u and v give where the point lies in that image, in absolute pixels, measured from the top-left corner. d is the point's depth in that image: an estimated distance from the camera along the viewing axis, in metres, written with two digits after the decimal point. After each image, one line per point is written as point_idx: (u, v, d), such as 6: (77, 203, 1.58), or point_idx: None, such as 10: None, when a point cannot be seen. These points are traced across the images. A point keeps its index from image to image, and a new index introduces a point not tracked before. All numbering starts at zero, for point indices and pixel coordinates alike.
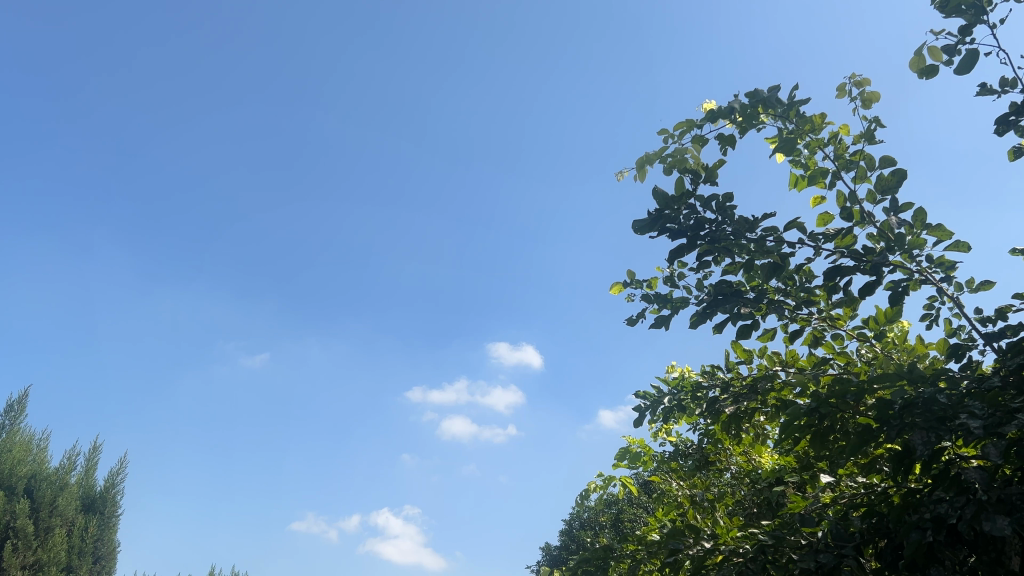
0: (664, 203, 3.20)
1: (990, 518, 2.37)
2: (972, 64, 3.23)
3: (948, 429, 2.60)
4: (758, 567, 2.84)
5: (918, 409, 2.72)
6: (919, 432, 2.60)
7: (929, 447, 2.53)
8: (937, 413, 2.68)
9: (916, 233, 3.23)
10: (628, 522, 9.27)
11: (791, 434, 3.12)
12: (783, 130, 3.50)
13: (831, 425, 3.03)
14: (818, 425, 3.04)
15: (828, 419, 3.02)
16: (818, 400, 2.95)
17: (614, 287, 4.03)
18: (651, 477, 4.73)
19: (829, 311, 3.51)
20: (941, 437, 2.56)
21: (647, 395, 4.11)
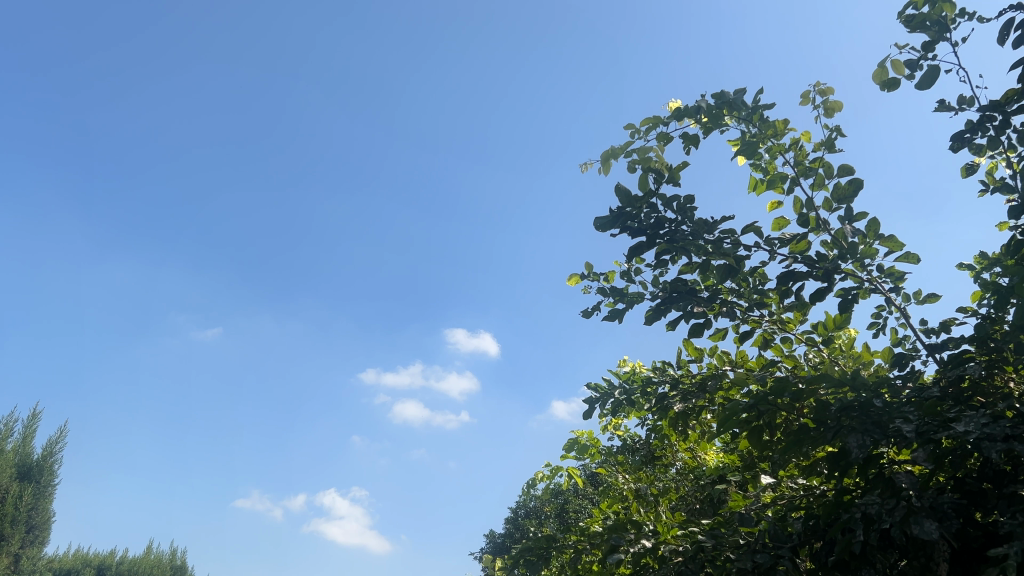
0: (626, 200, 3.21)
1: (917, 521, 2.46)
2: (933, 80, 3.29)
3: (884, 433, 2.67)
4: (697, 566, 2.88)
5: (855, 412, 2.79)
6: (854, 434, 2.67)
7: (862, 450, 2.60)
8: (874, 417, 2.76)
9: (869, 243, 3.29)
10: (571, 512, 9.38)
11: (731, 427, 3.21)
12: (746, 133, 3.53)
13: (770, 422, 3.12)
14: (757, 421, 3.13)
15: (766, 417, 3.11)
16: (758, 397, 3.04)
17: (571, 279, 4.02)
18: (597, 469, 4.77)
19: (780, 314, 3.56)
20: (875, 441, 2.63)
21: (598, 387, 4.13)
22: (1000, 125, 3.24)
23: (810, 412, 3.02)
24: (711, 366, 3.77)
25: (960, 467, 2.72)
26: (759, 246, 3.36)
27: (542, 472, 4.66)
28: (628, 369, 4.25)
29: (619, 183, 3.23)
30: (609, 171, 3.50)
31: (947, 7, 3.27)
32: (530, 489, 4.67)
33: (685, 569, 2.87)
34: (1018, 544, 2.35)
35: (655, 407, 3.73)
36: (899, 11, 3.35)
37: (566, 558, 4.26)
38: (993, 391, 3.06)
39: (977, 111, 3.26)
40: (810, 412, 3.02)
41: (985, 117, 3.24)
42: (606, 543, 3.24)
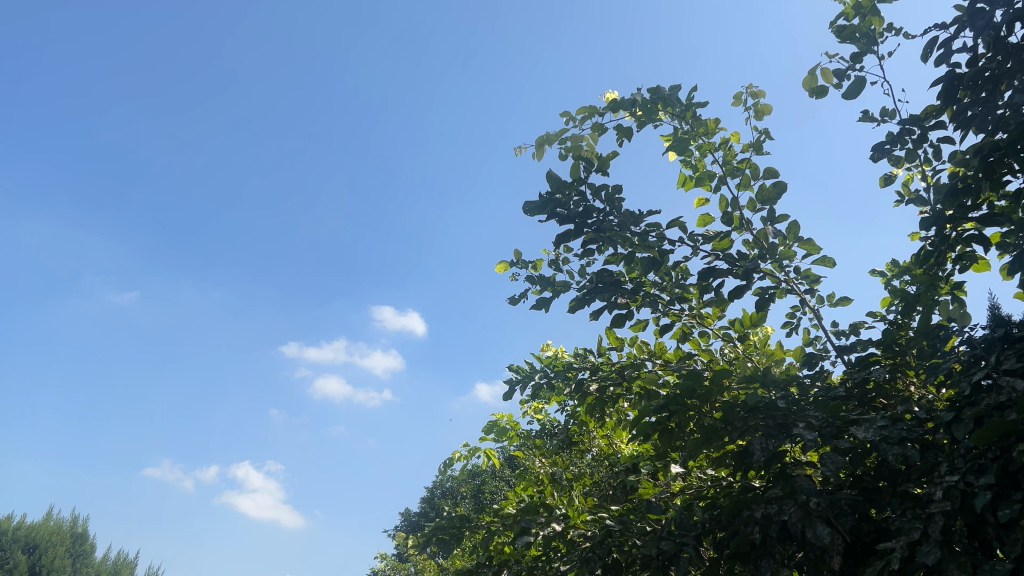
0: (556, 187, 3.23)
1: (812, 526, 2.58)
2: (858, 91, 3.40)
3: (786, 436, 2.78)
4: (603, 551, 2.94)
5: (762, 414, 2.92)
6: (757, 438, 2.78)
7: (764, 453, 2.72)
8: (778, 417, 2.88)
9: (788, 245, 3.39)
10: (488, 493, 9.45)
11: (643, 429, 3.30)
12: (678, 130, 3.59)
13: (678, 423, 3.21)
14: (667, 423, 3.22)
15: (676, 417, 3.19)
16: (670, 399, 3.12)
17: (500, 264, 4.03)
18: (514, 451, 4.81)
19: (699, 309, 3.64)
20: (778, 443, 2.75)
21: (519, 370, 4.17)
22: (918, 139, 3.37)
23: (719, 409, 3.12)
24: (630, 356, 3.83)
25: (859, 467, 2.85)
26: (684, 241, 3.44)
27: (459, 452, 4.68)
28: (550, 355, 4.29)
29: (549, 169, 3.24)
30: (542, 157, 3.52)
31: (877, 21, 3.38)
32: (447, 470, 4.68)
33: (591, 554, 2.92)
34: (903, 538, 2.52)
35: (573, 392, 3.78)
36: (831, 21, 3.45)
37: (478, 538, 4.30)
38: (896, 393, 3.22)
39: (897, 124, 3.38)
40: (719, 409, 3.12)
41: (904, 130, 3.36)
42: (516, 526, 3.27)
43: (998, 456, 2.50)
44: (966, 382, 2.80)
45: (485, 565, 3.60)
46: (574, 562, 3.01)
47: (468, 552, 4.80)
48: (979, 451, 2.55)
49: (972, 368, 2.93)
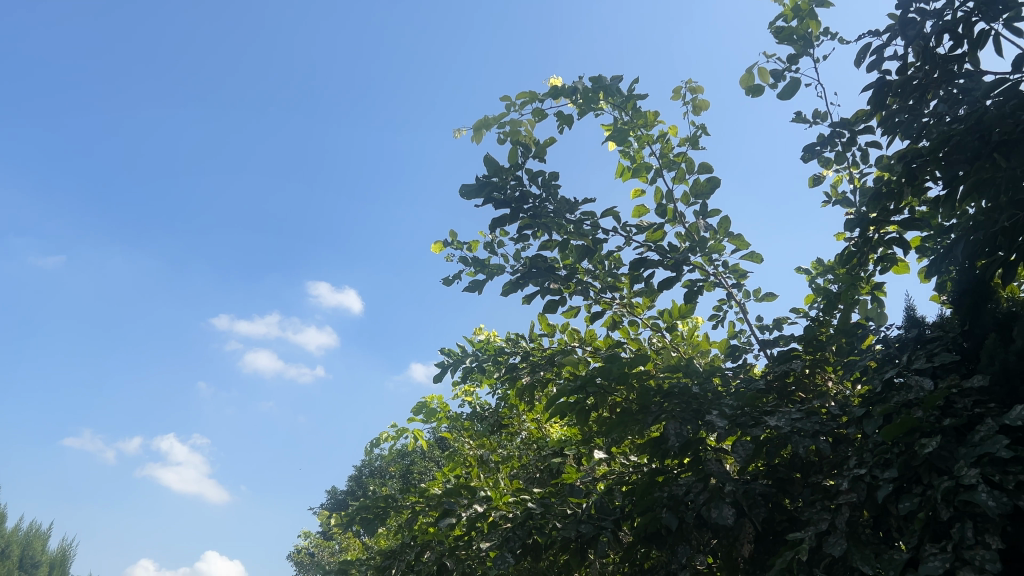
0: (494, 171, 3.24)
1: (717, 507, 2.68)
2: (793, 92, 3.48)
3: (698, 420, 2.94)
4: (524, 532, 2.99)
5: (675, 398, 3.05)
6: (672, 422, 2.90)
7: (679, 437, 2.84)
8: (693, 405, 3.01)
9: (718, 239, 3.47)
10: (416, 474, 9.45)
11: (558, 409, 3.36)
12: (618, 120, 3.62)
13: (596, 404, 3.29)
14: (584, 403, 3.30)
15: (593, 399, 3.28)
16: (585, 380, 3.21)
17: (435, 245, 4.02)
18: (443, 433, 4.82)
19: (630, 299, 3.70)
20: (690, 429, 2.89)
21: (451, 353, 4.17)
22: (847, 142, 3.47)
23: (635, 394, 3.22)
24: (560, 341, 3.87)
25: (774, 459, 2.95)
26: (617, 231, 3.49)
27: (387, 432, 4.67)
28: (482, 338, 4.30)
29: (486, 153, 3.24)
30: (480, 140, 3.51)
31: (814, 24, 3.46)
32: (375, 449, 4.68)
33: (512, 534, 2.97)
34: (811, 527, 2.61)
35: (504, 375, 3.81)
36: (770, 22, 3.52)
37: (403, 518, 4.32)
38: (813, 388, 3.33)
39: (828, 126, 3.48)
40: (634, 394, 3.22)
41: (835, 132, 3.46)
42: (439, 506, 3.30)
43: (903, 451, 2.62)
44: (878, 378, 2.91)
45: (409, 545, 3.62)
46: (495, 542, 3.05)
47: (392, 531, 4.81)
48: (886, 445, 2.66)
49: (886, 366, 3.04)
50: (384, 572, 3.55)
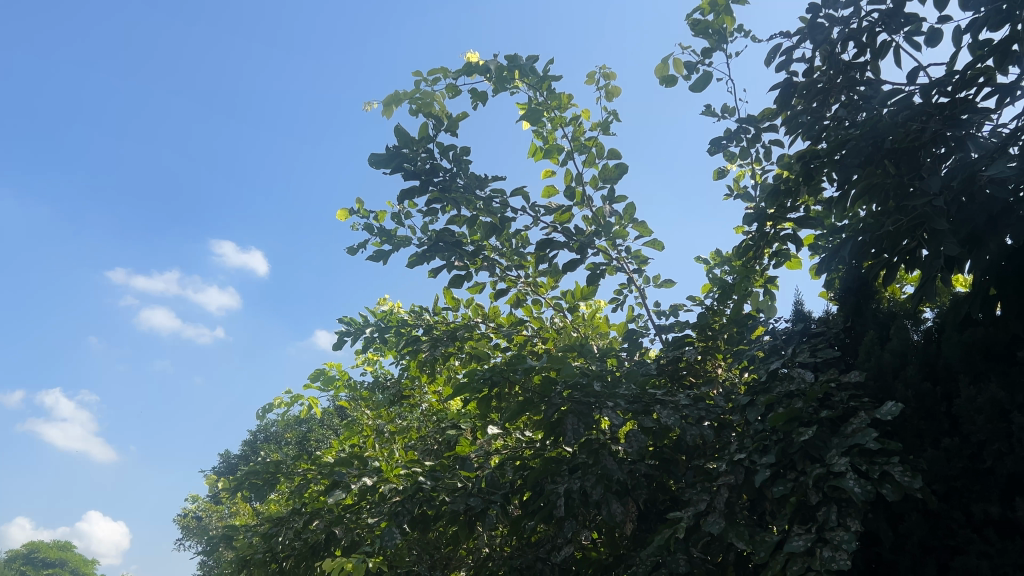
0: (405, 142, 3.20)
1: (607, 504, 2.78)
2: (704, 85, 3.56)
3: (596, 414, 2.98)
4: (413, 505, 3.01)
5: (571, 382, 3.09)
6: (571, 416, 2.94)
7: (576, 432, 2.89)
8: (586, 390, 3.07)
9: (624, 225, 3.55)
10: (314, 441, 9.34)
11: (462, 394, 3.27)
12: (533, 100, 3.64)
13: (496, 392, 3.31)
14: (487, 391, 3.31)
15: (498, 387, 3.28)
16: (491, 371, 3.21)
17: (340, 213, 3.93)
18: (339, 402, 4.75)
19: (534, 278, 3.75)
20: (588, 426, 2.91)
21: (351, 323, 4.08)
22: (751, 138, 3.57)
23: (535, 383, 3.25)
24: (464, 317, 3.88)
25: (661, 441, 3.09)
26: (526, 210, 3.53)
27: (280, 399, 4.59)
28: (385, 308, 4.26)
29: (398, 123, 3.20)
30: (389, 116, 3.46)
31: (728, 21, 3.55)
32: (266, 416, 4.60)
33: (401, 508, 2.98)
34: (691, 508, 2.70)
35: (406, 347, 3.79)
36: (687, 14, 3.58)
37: (293, 485, 4.28)
38: (704, 373, 3.48)
39: (735, 121, 3.58)
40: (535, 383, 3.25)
41: (740, 129, 3.56)
42: (329, 475, 3.27)
43: (780, 438, 2.74)
44: (764, 368, 3.03)
45: (299, 512, 3.61)
46: (384, 514, 3.06)
47: (283, 498, 4.76)
48: (766, 432, 2.78)
49: (772, 357, 3.17)
50: (271, 539, 3.59)
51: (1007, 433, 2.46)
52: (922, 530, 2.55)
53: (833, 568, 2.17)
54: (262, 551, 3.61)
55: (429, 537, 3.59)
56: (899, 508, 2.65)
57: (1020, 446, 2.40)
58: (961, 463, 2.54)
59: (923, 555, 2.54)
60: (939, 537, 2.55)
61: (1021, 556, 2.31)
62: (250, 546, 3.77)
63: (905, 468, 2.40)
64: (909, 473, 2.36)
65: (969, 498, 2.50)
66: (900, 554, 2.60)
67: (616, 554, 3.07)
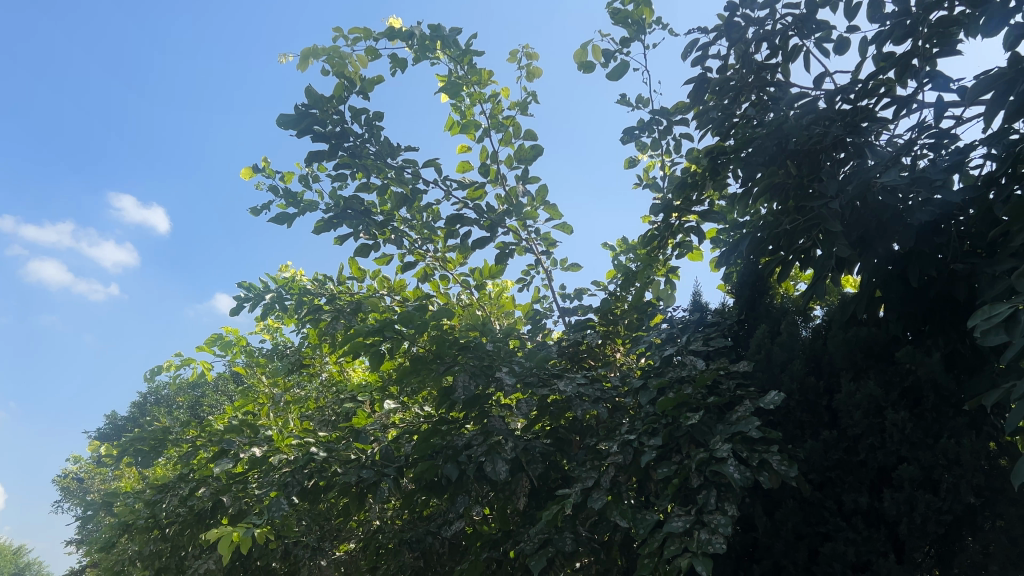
0: (315, 102, 3.13)
1: (492, 462, 2.79)
2: (621, 74, 3.60)
3: (489, 378, 3.06)
4: (304, 475, 2.98)
5: (470, 353, 3.11)
6: (463, 374, 3.00)
7: (466, 391, 2.95)
8: (485, 360, 3.10)
9: (535, 207, 3.57)
10: (208, 407, 9.12)
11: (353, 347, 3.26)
12: (452, 73, 3.60)
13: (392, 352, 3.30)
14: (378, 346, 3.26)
15: (388, 343, 3.24)
16: (383, 323, 3.12)
17: (244, 172, 3.76)
18: (235, 367, 4.64)
19: (443, 253, 3.73)
20: (478, 384, 3.00)
21: (251, 288, 3.96)
22: (662, 131, 3.64)
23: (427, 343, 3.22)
24: (369, 288, 3.84)
25: (556, 419, 3.15)
26: (437, 183, 3.50)
27: (172, 361, 4.45)
28: (287, 275, 4.17)
29: (309, 83, 3.12)
30: (304, 70, 3.37)
31: (648, 11, 3.59)
32: (156, 378, 4.45)
33: (291, 478, 2.95)
34: (578, 485, 2.75)
35: (308, 317, 3.72)
36: (609, 1, 3.60)
37: (181, 450, 4.17)
38: (602, 357, 3.55)
39: (649, 112, 3.63)
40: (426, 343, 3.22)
41: (653, 120, 3.62)
42: (218, 443, 3.19)
43: (669, 422, 2.82)
44: (659, 354, 3.11)
45: (186, 478, 3.53)
46: (274, 484, 3.02)
47: (172, 464, 4.63)
48: (656, 416, 2.86)
49: (668, 344, 3.25)
50: (155, 505, 3.51)
51: (880, 428, 2.62)
52: (796, 517, 2.67)
53: (709, 550, 2.26)
54: (146, 518, 3.49)
55: (320, 508, 3.59)
56: (776, 495, 2.77)
57: (891, 439, 2.57)
58: (837, 455, 2.67)
59: (795, 541, 2.67)
60: (812, 525, 2.67)
61: (883, 543, 2.49)
62: (133, 512, 3.66)
63: (782, 457, 2.51)
64: (786, 462, 2.47)
65: (841, 488, 2.64)
66: (774, 539, 2.71)
67: (505, 530, 3.09)
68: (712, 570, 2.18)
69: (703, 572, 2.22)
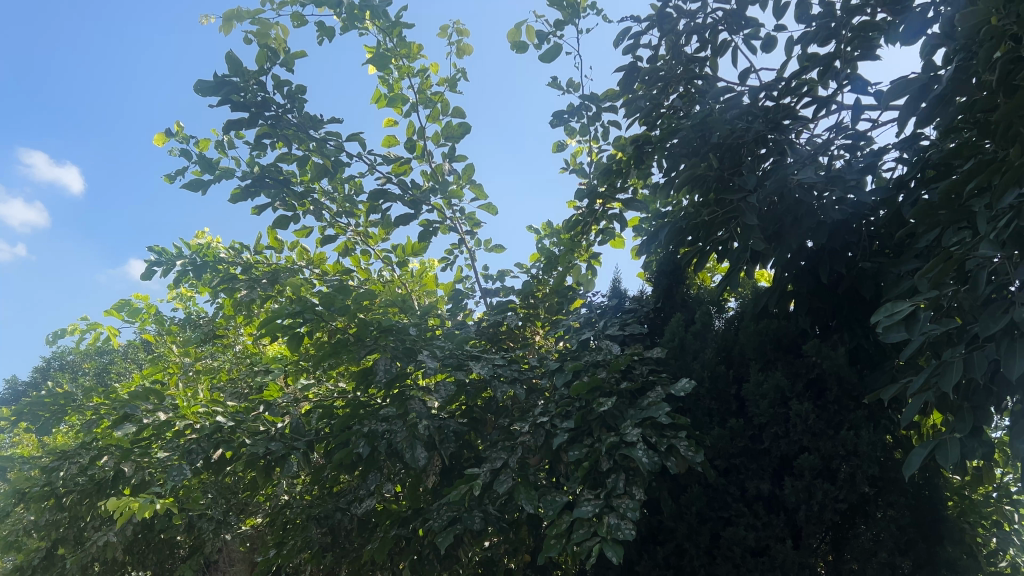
0: (235, 71, 3.03)
1: (411, 448, 2.77)
2: (553, 56, 3.59)
3: (410, 362, 3.01)
4: (209, 444, 2.90)
5: (392, 335, 3.06)
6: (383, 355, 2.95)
7: (387, 375, 2.93)
8: (406, 342, 3.07)
9: (461, 185, 3.55)
10: (115, 374, 8.84)
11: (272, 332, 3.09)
12: (381, 45, 3.54)
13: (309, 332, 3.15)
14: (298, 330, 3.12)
15: (309, 325, 3.11)
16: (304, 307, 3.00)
17: (157, 136, 3.60)
18: (144, 334, 4.49)
19: (365, 228, 3.68)
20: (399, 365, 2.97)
21: (162, 254, 3.83)
22: (591, 116, 3.66)
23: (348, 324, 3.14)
24: (287, 260, 3.76)
25: (471, 399, 3.15)
26: (361, 156, 3.44)
27: (76, 325, 4.28)
28: (201, 243, 4.04)
29: (229, 50, 3.02)
30: (227, 33, 3.26)
31: None
32: (58, 342, 4.27)
33: (195, 447, 2.87)
34: (489, 465, 2.76)
35: (222, 286, 3.63)
36: None
37: (84, 418, 4.02)
38: (522, 339, 3.56)
39: (579, 97, 3.64)
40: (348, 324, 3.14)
41: (583, 105, 3.63)
42: (120, 408, 3.08)
43: (582, 406, 2.85)
44: (576, 338, 3.14)
45: (88, 447, 3.41)
46: (177, 452, 2.93)
47: (72, 432, 4.46)
48: (570, 399, 2.88)
49: (586, 329, 3.28)
50: (52, 473, 3.38)
51: (784, 418, 2.70)
52: (699, 501, 2.73)
53: (618, 537, 2.29)
54: (42, 485, 3.36)
55: (226, 481, 3.52)
56: (682, 480, 2.83)
57: (794, 429, 2.65)
58: (742, 442, 2.74)
59: (698, 525, 2.73)
60: (715, 509, 2.74)
61: (781, 529, 2.57)
62: (28, 480, 3.52)
63: (690, 444, 2.56)
64: (693, 449, 2.52)
65: (744, 474, 2.71)
66: (678, 522, 2.76)
67: (415, 507, 3.08)
68: (618, 555, 2.21)
69: (609, 557, 2.24)
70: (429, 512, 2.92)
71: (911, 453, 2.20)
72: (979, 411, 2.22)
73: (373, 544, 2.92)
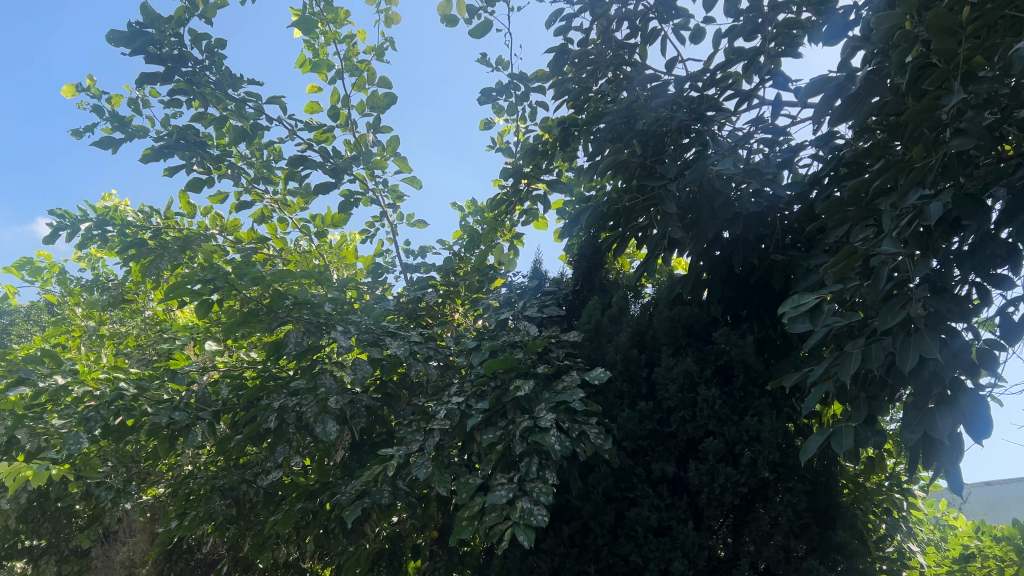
0: (150, 21, 2.91)
1: (323, 422, 2.73)
2: (484, 32, 3.56)
3: (323, 335, 2.96)
4: (109, 412, 2.81)
5: (306, 308, 3.01)
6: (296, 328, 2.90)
7: (299, 348, 2.88)
8: (319, 314, 3.02)
9: (384, 157, 3.50)
10: (13, 335, 8.45)
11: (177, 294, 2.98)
12: (307, 8, 3.45)
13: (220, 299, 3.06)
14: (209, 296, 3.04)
15: (219, 293, 3.03)
16: (215, 274, 2.91)
17: (65, 88, 3.44)
18: (45, 296, 4.30)
19: (283, 196, 3.60)
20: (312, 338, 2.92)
21: (66, 213, 3.66)
22: (519, 96, 3.65)
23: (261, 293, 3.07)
24: (200, 225, 3.65)
25: (386, 374, 3.13)
26: (281, 120, 3.35)
27: None
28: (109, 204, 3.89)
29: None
30: None
31: None
32: None
33: (94, 414, 2.76)
34: (404, 447, 2.75)
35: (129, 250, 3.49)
36: None
37: None
38: (440, 316, 3.55)
39: (508, 75, 3.63)
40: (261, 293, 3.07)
41: (511, 84, 3.62)
42: (14, 371, 2.95)
43: (497, 386, 2.86)
44: (494, 318, 3.14)
45: None
46: (74, 419, 2.83)
47: None
48: (485, 378, 2.89)
49: (504, 309, 3.29)
50: None
51: (692, 403, 2.76)
52: (607, 482, 2.78)
53: (531, 523, 2.30)
54: None
55: (127, 450, 3.41)
56: (591, 461, 2.88)
57: (701, 413, 2.72)
58: (651, 425, 2.80)
59: (604, 505, 2.77)
60: (621, 490, 2.79)
61: (684, 511, 2.64)
62: None
63: (600, 429, 2.60)
64: (603, 434, 2.56)
65: (652, 457, 2.78)
66: (585, 501, 2.80)
67: (323, 481, 3.05)
68: (529, 540, 2.23)
69: (521, 541, 2.26)
70: (337, 486, 2.89)
71: (809, 440, 2.28)
72: (874, 401, 2.32)
73: (279, 517, 2.88)
